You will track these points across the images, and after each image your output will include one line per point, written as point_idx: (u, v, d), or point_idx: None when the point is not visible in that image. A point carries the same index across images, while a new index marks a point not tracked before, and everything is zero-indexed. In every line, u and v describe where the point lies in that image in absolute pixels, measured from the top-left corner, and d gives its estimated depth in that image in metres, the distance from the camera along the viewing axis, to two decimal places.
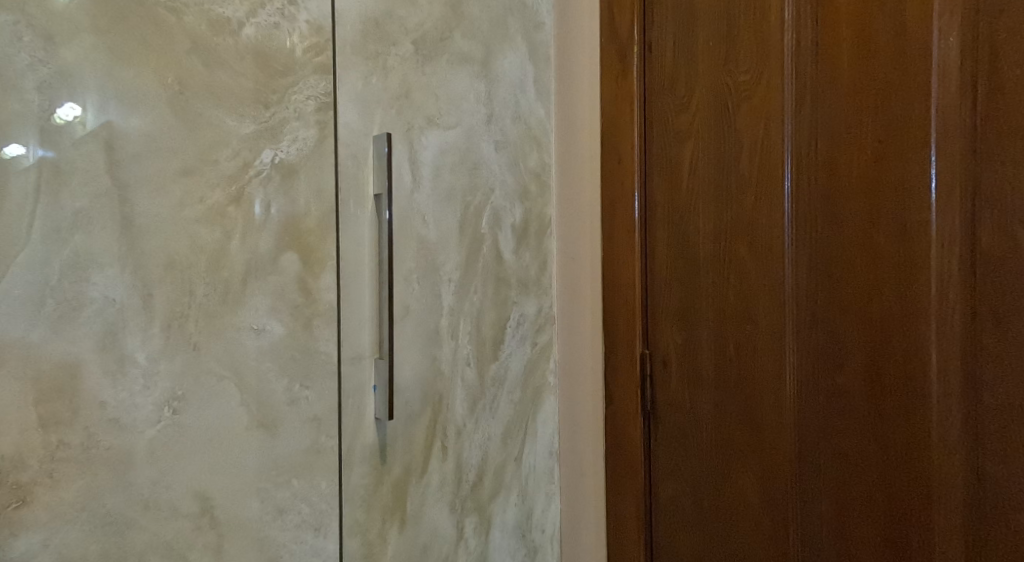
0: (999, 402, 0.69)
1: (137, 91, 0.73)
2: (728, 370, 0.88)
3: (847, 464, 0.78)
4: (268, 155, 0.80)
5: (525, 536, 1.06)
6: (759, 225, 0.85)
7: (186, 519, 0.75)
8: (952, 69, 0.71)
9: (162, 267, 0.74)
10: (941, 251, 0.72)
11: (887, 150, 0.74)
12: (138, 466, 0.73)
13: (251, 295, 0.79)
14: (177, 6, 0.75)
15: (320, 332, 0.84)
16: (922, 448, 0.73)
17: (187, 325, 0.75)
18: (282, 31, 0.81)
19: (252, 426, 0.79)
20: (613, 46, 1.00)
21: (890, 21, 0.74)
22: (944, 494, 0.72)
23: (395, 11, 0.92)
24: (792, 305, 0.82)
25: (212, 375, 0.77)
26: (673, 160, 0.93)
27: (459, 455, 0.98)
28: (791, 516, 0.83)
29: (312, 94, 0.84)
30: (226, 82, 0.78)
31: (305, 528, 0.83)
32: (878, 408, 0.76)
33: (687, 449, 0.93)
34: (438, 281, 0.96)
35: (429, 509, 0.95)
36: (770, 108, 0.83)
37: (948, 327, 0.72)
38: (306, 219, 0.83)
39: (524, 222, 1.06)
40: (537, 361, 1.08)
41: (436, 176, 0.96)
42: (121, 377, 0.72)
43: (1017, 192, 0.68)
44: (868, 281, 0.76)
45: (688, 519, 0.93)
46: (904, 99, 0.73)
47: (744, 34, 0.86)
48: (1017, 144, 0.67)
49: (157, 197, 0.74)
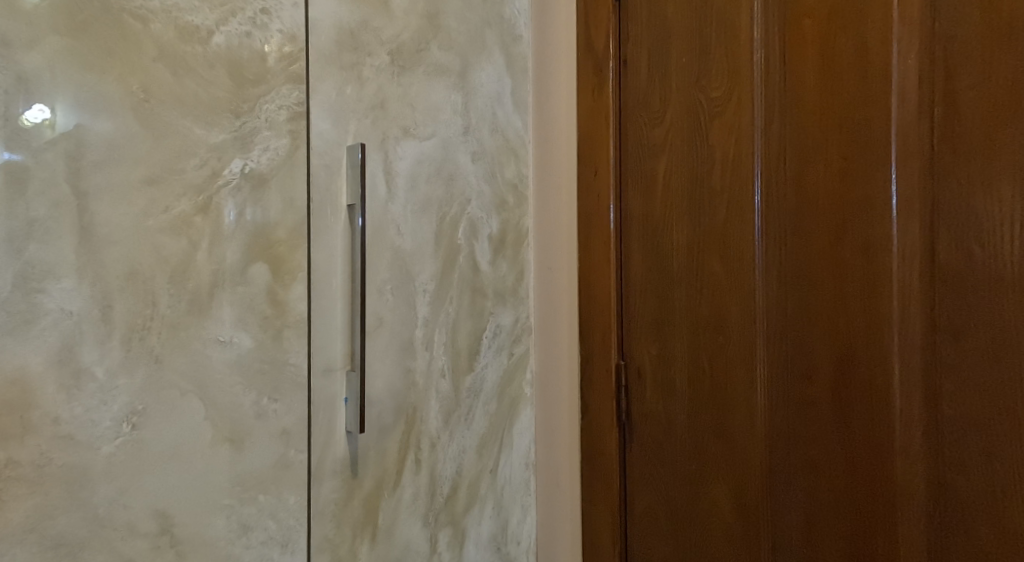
0: (957, 413, 0.69)
1: (101, 97, 0.72)
2: (700, 382, 0.88)
3: (816, 474, 0.78)
4: (237, 164, 0.79)
5: (500, 549, 1.05)
6: (730, 237, 0.85)
7: (145, 538, 0.74)
8: (911, 90, 0.72)
9: (122, 278, 0.73)
10: (903, 264, 0.72)
11: (852, 166, 0.75)
12: (95, 483, 0.71)
13: (218, 305, 0.78)
14: (144, 13, 0.74)
15: (290, 344, 0.83)
16: (886, 457, 0.73)
17: (150, 338, 0.74)
18: (254, 39, 0.81)
19: (218, 441, 0.78)
20: (590, 60, 1.00)
21: (853, 43, 0.75)
22: (907, 503, 0.72)
23: (370, 21, 0.91)
24: (762, 316, 0.83)
25: (175, 389, 0.75)
26: (647, 173, 0.94)
27: (433, 467, 0.97)
28: (762, 525, 0.83)
29: (283, 103, 0.83)
30: (194, 90, 0.77)
31: (271, 545, 0.82)
32: (845, 419, 0.76)
33: (661, 460, 0.93)
34: (413, 292, 0.95)
35: (402, 523, 0.94)
36: (741, 123, 0.84)
37: (909, 340, 0.72)
38: (276, 230, 0.82)
39: (501, 232, 1.06)
40: (513, 372, 1.08)
41: (412, 187, 0.95)
42: (77, 391, 0.70)
43: (973, 210, 0.68)
44: (835, 294, 0.76)
45: (663, 529, 0.93)
46: (869, 115, 0.74)
47: (715, 51, 0.86)
48: (973, 164, 0.68)
49: (120, 207, 0.73)
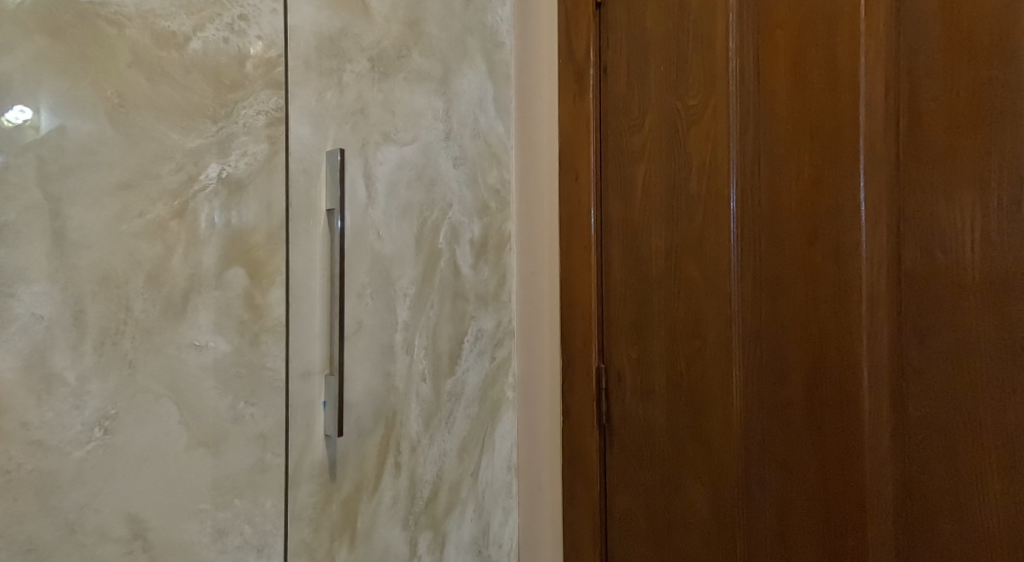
0: (923, 414, 0.70)
1: (75, 101, 0.72)
2: (678, 386, 0.89)
3: (789, 475, 0.79)
4: (214, 169, 0.80)
5: (481, 551, 1.06)
6: (707, 243, 0.86)
7: (117, 543, 0.74)
8: (878, 100, 0.73)
9: (95, 282, 0.73)
10: (871, 269, 0.73)
11: (823, 174, 0.76)
12: (65, 488, 0.71)
13: (194, 310, 0.78)
14: (120, 19, 0.74)
15: (268, 348, 0.84)
16: (856, 458, 0.74)
17: (123, 342, 0.74)
18: (231, 46, 0.81)
19: (193, 446, 0.78)
20: (571, 68, 1.01)
21: (823, 55, 0.76)
22: (875, 502, 0.73)
23: (351, 28, 0.92)
24: (738, 320, 0.83)
25: (149, 394, 0.76)
26: (627, 179, 0.94)
27: (413, 470, 0.97)
28: (738, 526, 0.84)
29: (262, 109, 0.83)
30: (171, 95, 0.77)
31: (247, 549, 0.82)
32: (816, 421, 0.77)
33: (640, 463, 0.93)
34: (394, 296, 0.96)
35: (381, 527, 0.94)
36: (716, 131, 0.85)
37: (877, 344, 0.73)
38: (254, 234, 0.82)
39: (482, 237, 1.07)
40: (495, 376, 1.08)
41: (393, 192, 0.96)
42: (48, 396, 0.71)
43: (936, 218, 0.70)
44: (806, 299, 0.77)
45: (642, 531, 0.94)
46: (839, 125, 0.75)
47: (692, 60, 0.87)
48: (935, 174, 0.69)
49: (93, 211, 0.73)
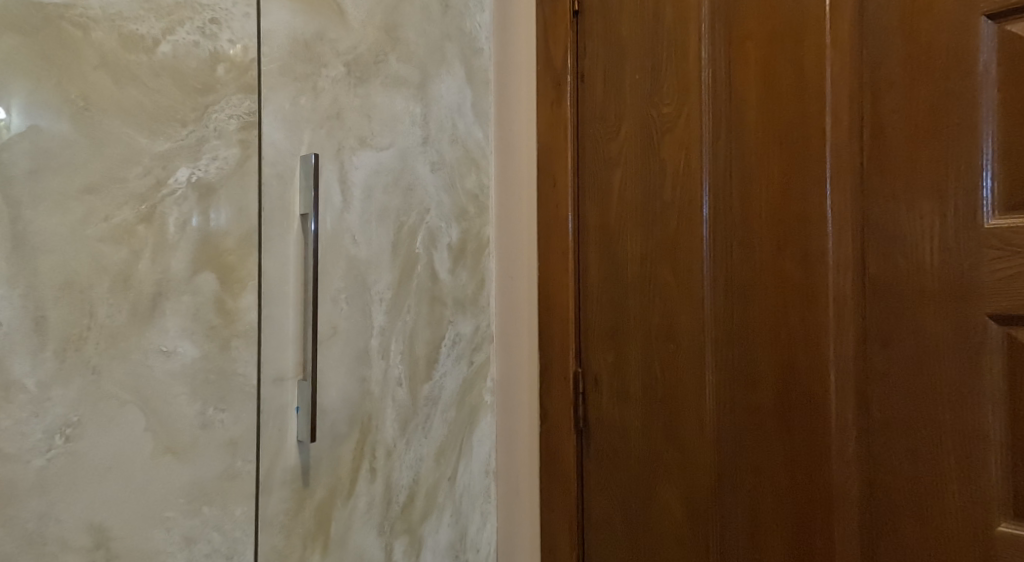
0: (886, 417, 0.71)
1: (38, 105, 0.72)
2: (653, 389, 0.89)
3: (760, 477, 0.79)
4: (184, 173, 0.79)
5: (458, 557, 1.05)
6: (680, 249, 0.86)
7: (78, 553, 0.73)
8: (843, 110, 0.74)
9: (58, 286, 0.72)
10: (838, 275, 0.74)
11: (792, 180, 0.77)
12: (25, 497, 0.70)
13: (162, 315, 0.78)
14: (85, 21, 0.74)
15: (239, 354, 0.83)
16: (823, 461, 0.75)
17: (86, 349, 0.74)
18: (202, 49, 0.81)
19: (160, 453, 0.78)
20: (548, 74, 1.01)
21: (791, 64, 0.77)
22: (842, 504, 0.74)
23: (326, 33, 0.91)
24: (710, 324, 0.83)
25: (113, 400, 0.75)
26: (603, 186, 0.95)
27: (388, 476, 0.97)
28: (711, 529, 0.84)
29: (233, 113, 0.83)
30: (138, 98, 0.77)
31: (216, 557, 0.81)
32: (786, 424, 0.77)
33: (615, 466, 0.94)
34: (369, 300, 0.95)
35: (356, 532, 0.93)
36: (690, 139, 0.85)
37: (844, 349, 0.74)
38: (224, 239, 0.82)
39: (460, 241, 1.06)
40: (473, 381, 1.08)
41: (368, 197, 0.95)
42: (6, 403, 0.70)
43: (898, 225, 0.71)
44: (776, 304, 0.78)
45: (618, 534, 0.94)
46: (806, 134, 0.75)
47: (665, 68, 0.88)
48: (898, 183, 0.71)
49: (56, 215, 0.72)
